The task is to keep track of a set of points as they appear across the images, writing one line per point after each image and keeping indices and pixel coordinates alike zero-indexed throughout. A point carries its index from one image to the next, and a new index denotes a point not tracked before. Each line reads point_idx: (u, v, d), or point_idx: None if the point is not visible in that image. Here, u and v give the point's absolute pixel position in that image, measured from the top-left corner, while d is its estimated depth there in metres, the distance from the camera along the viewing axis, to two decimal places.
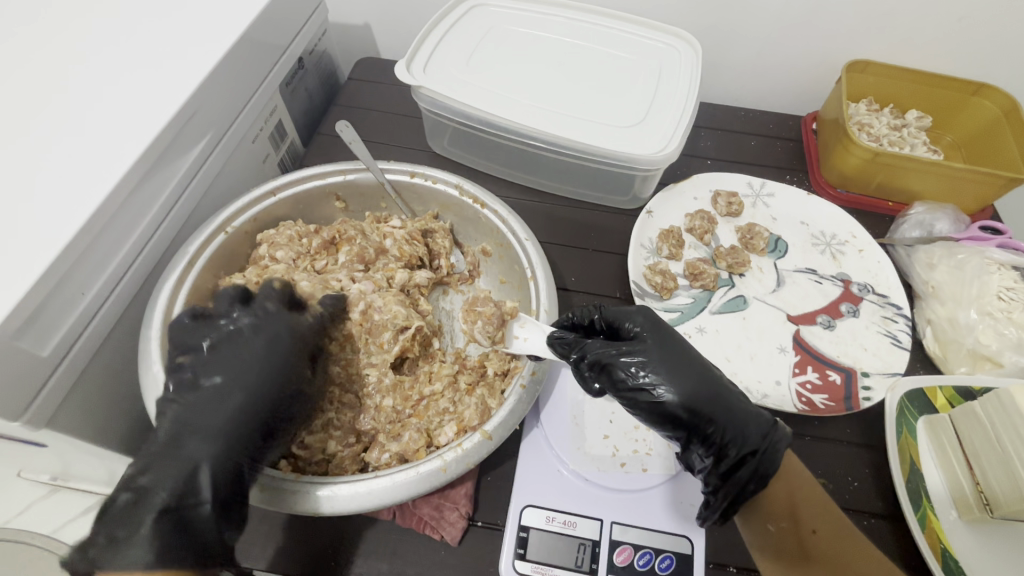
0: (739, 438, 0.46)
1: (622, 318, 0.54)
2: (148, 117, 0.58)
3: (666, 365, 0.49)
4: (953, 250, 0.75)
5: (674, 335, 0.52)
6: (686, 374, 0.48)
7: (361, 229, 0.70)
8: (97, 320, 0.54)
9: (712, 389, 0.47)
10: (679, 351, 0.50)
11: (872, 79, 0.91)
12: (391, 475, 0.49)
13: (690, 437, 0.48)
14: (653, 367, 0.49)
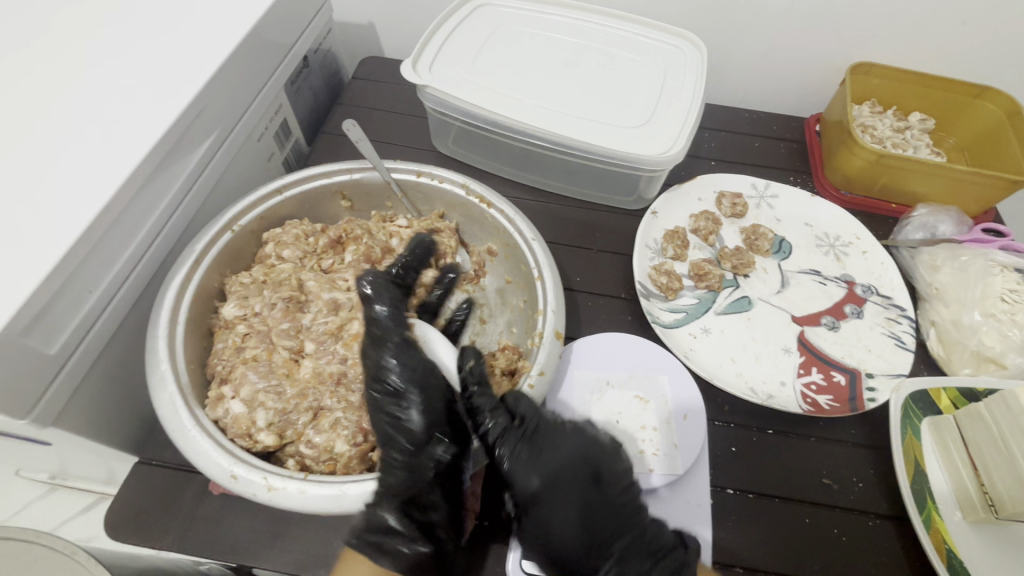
0: (642, 549, 0.51)
1: (524, 411, 0.54)
2: (154, 115, 0.57)
3: (521, 463, 0.52)
4: (956, 252, 0.76)
5: (563, 437, 0.53)
6: (555, 482, 0.52)
7: (367, 228, 0.69)
8: (103, 319, 0.54)
9: (599, 504, 0.51)
10: (564, 456, 0.53)
11: (876, 81, 0.92)
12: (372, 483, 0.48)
13: (589, 554, 0.50)
14: (518, 464, 0.52)
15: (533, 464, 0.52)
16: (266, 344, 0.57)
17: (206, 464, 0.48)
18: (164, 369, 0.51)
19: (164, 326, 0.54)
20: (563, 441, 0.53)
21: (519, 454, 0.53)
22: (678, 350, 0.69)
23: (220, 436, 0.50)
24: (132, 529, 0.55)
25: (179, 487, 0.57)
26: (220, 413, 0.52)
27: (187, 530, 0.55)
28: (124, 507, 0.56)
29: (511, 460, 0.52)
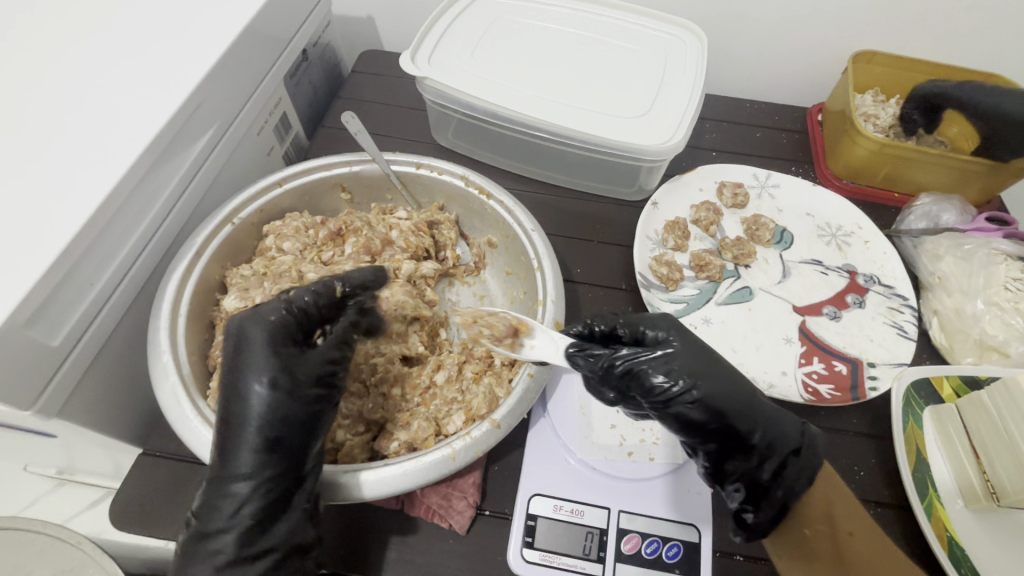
0: (782, 439, 0.49)
1: (644, 324, 0.54)
2: (154, 107, 0.58)
3: (708, 378, 0.49)
4: (960, 240, 0.75)
5: (695, 338, 0.52)
6: (729, 386, 0.49)
7: (367, 220, 0.68)
8: (104, 312, 0.54)
9: (746, 397, 0.49)
10: (708, 356, 0.50)
11: (878, 70, 0.91)
12: (401, 463, 0.48)
13: (727, 444, 0.49)
14: (704, 370, 0.49)
15: (712, 370, 0.49)
16: None
17: (208, 455, 0.48)
18: (166, 360, 0.52)
19: (166, 317, 0.54)
20: (703, 348, 0.51)
21: (724, 374, 0.49)
22: None
23: None
24: (137, 520, 0.55)
25: (183, 478, 0.58)
26: None
27: (192, 520, 0.55)
28: (129, 498, 0.56)
29: (657, 369, 0.48)
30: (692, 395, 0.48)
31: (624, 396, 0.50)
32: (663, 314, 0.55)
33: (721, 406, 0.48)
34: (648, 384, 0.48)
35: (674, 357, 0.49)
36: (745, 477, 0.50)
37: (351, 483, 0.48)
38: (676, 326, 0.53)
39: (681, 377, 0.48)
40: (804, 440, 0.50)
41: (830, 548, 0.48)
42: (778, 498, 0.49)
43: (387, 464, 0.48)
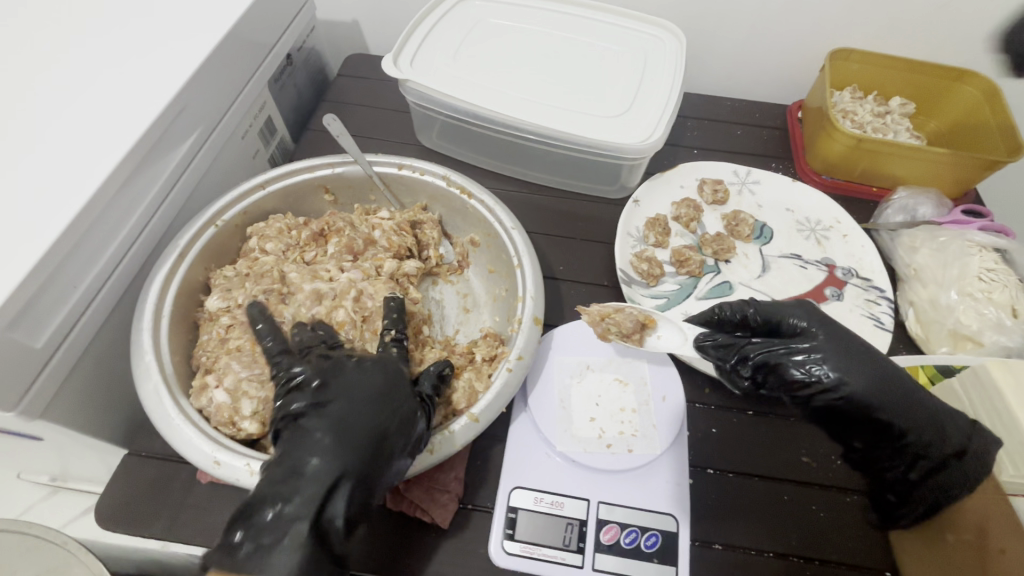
0: (944, 433, 0.51)
1: (782, 314, 0.56)
2: (136, 111, 0.59)
3: (865, 377, 0.51)
4: (935, 232, 0.76)
5: (839, 329, 0.54)
6: (876, 378, 0.51)
7: (350, 220, 0.70)
8: (88, 314, 0.55)
9: (883, 388, 0.50)
10: (855, 349, 0.52)
11: (855, 66, 0.92)
12: None
13: (868, 430, 0.52)
14: (848, 367, 0.51)
15: (866, 368, 0.51)
16: (248, 335, 0.58)
17: (189, 452, 0.49)
18: (149, 360, 0.52)
19: (149, 318, 0.55)
20: (850, 346, 0.53)
21: (865, 372, 0.51)
22: None
23: (204, 424, 0.51)
24: (123, 519, 0.56)
25: (168, 477, 0.58)
26: (203, 402, 0.53)
27: (175, 518, 0.56)
28: (114, 498, 0.57)
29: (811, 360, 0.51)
30: (854, 393, 0.50)
31: (759, 385, 0.54)
32: (800, 301, 0.56)
33: (860, 399, 0.50)
34: (788, 374, 0.52)
35: (838, 352, 0.52)
36: (903, 467, 0.53)
37: None
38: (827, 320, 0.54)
39: (834, 368, 0.50)
40: (967, 443, 0.50)
41: (975, 558, 0.46)
42: (929, 492, 0.52)
43: None
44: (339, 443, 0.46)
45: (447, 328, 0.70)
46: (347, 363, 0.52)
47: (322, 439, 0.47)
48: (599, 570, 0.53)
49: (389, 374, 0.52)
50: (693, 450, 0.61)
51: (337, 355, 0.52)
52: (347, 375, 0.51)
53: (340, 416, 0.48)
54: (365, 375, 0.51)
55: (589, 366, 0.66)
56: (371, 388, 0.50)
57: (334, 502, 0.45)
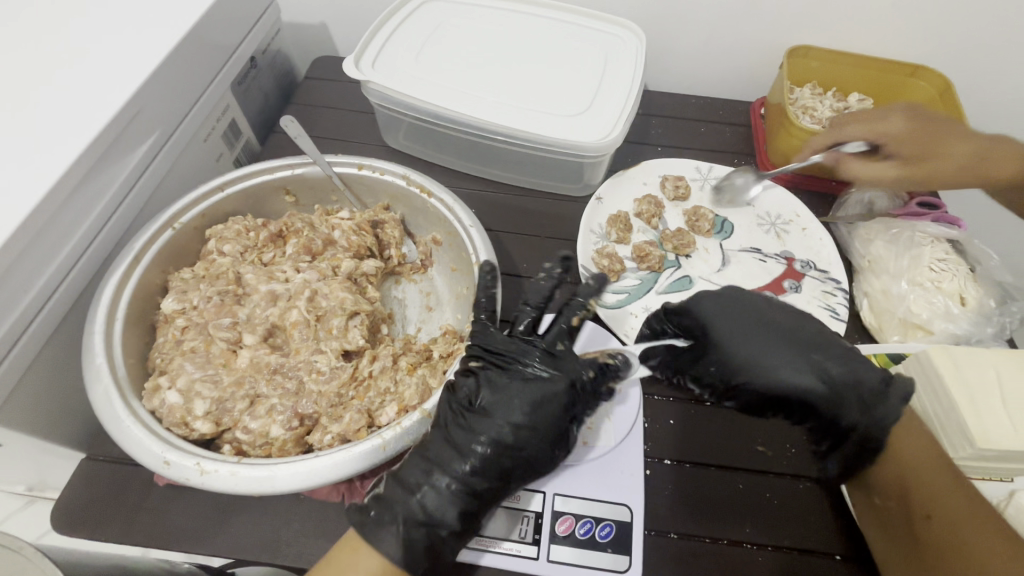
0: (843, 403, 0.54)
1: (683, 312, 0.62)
2: (87, 114, 0.58)
3: (758, 358, 0.56)
4: (888, 225, 0.78)
5: (733, 318, 0.59)
6: (756, 367, 0.56)
7: (309, 221, 0.71)
8: (40, 318, 0.55)
9: (765, 373, 0.55)
10: (743, 340, 0.57)
11: (814, 63, 0.94)
12: (293, 464, 0.48)
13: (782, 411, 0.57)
14: (745, 351, 0.57)
15: (770, 349, 0.56)
16: (204, 336, 0.58)
17: (139, 453, 0.49)
18: (100, 363, 0.53)
19: (102, 321, 0.55)
20: (767, 330, 0.57)
21: (774, 357, 0.55)
22: (619, 331, 0.72)
23: (155, 425, 0.51)
24: (79, 523, 0.56)
25: (126, 480, 0.58)
26: (155, 403, 0.53)
27: (132, 521, 0.56)
28: (70, 502, 0.57)
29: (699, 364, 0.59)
30: (735, 383, 0.56)
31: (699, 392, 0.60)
32: (699, 296, 0.62)
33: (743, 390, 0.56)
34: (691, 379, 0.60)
35: (744, 337, 0.57)
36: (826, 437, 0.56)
37: (248, 486, 0.48)
38: (742, 309, 0.60)
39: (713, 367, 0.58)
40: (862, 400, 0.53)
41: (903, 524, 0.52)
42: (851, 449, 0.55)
43: (288, 463, 0.49)
44: (523, 421, 0.53)
45: (409, 327, 0.71)
46: (534, 362, 0.56)
47: (509, 415, 0.53)
48: (554, 561, 0.53)
49: (569, 373, 0.55)
50: (649, 441, 0.62)
51: (541, 353, 0.57)
52: (541, 368, 0.56)
53: (532, 396, 0.54)
54: (561, 369, 0.56)
55: None
56: (553, 384, 0.55)
57: (465, 467, 0.51)
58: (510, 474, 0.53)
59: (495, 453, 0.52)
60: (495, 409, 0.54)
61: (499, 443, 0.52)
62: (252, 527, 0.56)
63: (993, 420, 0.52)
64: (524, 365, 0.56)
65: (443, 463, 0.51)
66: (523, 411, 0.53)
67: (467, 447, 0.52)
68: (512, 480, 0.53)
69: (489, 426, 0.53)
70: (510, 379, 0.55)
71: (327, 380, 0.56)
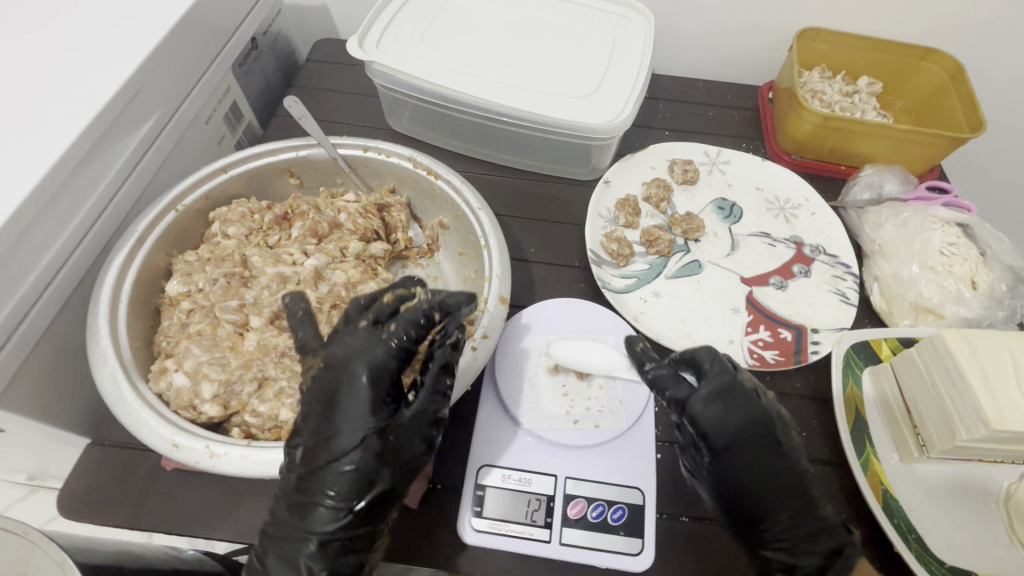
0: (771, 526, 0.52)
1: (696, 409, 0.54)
2: (85, 90, 0.56)
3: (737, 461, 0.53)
4: (899, 209, 0.77)
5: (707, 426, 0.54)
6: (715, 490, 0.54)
7: (315, 204, 0.69)
8: (41, 302, 0.54)
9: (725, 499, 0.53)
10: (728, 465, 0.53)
11: (824, 46, 0.92)
12: (284, 450, 0.48)
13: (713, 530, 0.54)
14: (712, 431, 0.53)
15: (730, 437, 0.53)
16: (210, 319, 0.58)
17: (148, 435, 0.48)
18: (105, 345, 0.52)
19: (105, 303, 0.54)
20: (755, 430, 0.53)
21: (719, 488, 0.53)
22: (628, 314, 0.70)
23: (163, 408, 0.51)
24: (86, 507, 0.55)
25: (134, 465, 0.58)
26: (162, 385, 0.53)
27: (141, 506, 0.55)
28: (77, 487, 0.56)
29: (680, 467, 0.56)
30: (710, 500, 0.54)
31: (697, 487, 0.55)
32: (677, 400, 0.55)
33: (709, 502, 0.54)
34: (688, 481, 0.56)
35: (721, 416, 0.53)
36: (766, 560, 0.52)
37: (229, 469, 0.47)
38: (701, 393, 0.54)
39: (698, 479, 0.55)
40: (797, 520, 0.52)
41: None
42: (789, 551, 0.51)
43: (264, 451, 0.48)
44: (370, 430, 0.48)
45: None
46: (332, 364, 0.50)
47: (365, 426, 0.48)
48: (565, 544, 0.53)
49: (371, 356, 0.49)
50: (658, 426, 0.62)
51: (340, 345, 0.50)
52: (336, 369, 0.49)
53: (349, 395, 0.49)
54: (356, 365, 0.49)
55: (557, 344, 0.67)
56: (360, 373, 0.49)
57: (320, 506, 0.47)
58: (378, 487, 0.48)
59: (384, 468, 0.48)
60: (337, 415, 0.49)
61: (339, 466, 0.48)
62: (260, 512, 0.55)
63: (1007, 400, 0.51)
64: (322, 366, 0.50)
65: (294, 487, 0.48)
66: (354, 418, 0.48)
67: (335, 464, 0.48)
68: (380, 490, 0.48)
69: (321, 454, 0.48)
70: (318, 384, 0.50)
71: None
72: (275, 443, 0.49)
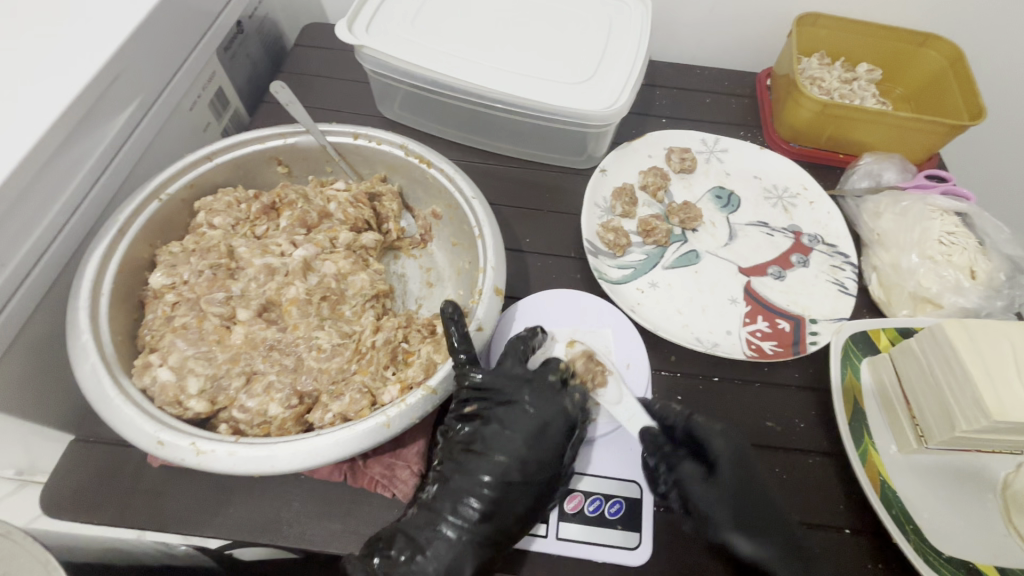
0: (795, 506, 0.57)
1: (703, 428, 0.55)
2: (59, 74, 0.54)
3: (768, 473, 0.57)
4: (898, 198, 0.77)
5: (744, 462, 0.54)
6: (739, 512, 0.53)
7: (303, 193, 0.67)
8: (18, 294, 0.52)
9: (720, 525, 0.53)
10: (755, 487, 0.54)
11: (823, 32, 0.90)
12: (271, 445, 0.47)
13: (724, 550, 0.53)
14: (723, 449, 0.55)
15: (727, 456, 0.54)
16: (195, 312, 0.56)
17: (132, 432, 0.47)
18: (86, 340, 0.50)
19: (85, 297, 0.52)
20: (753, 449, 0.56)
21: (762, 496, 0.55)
22: (625, 304, 0.69)
23: (147, 403, 0.49)
24: (70, 506, 0.54)
25: (119, 462, 0.56)
26: (146, 381, 0.51)
27: (126, 505, 0.54)
28: (60, 486, 0.55)
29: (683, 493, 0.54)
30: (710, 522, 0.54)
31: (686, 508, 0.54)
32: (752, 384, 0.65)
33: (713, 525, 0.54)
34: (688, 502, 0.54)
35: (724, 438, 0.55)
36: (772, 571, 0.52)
37: (213, 465, 0.46)
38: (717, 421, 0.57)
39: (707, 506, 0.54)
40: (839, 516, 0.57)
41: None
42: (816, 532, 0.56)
43: (250, 446, 0.47)
44: (522, 462, 0.53)
45: (409, 303, 0.69)
46: (526, 400, 0.55)
47: (535, 458, 0.53)
48: (562, 538, 0.53)
49: (562, 410, 0.56)
50: None
51: (531, 388, 0.56)
52: (527, 407, 0.55)
53: (531, 428, 0.54)
54: (543, 409, 0.55)
55: (554, 337, 0.66)
56: (543, 418, 0.55)
57: (474, 513, 0.51)
58: (525, 512, 0.52)
59: (526, 497, 0.52)
60: (509, 439, 0.54)
61: (493, 478, 0.52)
62: (251, 509, 0.54)
63: (1008, 391, 0.51)
64: (519, 401, 0.55)
65: (445, 488, 0.53)
66: (520, 446, 0.53)
67: (483, 487, 0.52)
68: (527, 515, 0.51)
69: (481, 466, 0.53)
70: (507, 413, 0.55)
71: (328, 357, 0.54)
72: (263, 439, 0.48)
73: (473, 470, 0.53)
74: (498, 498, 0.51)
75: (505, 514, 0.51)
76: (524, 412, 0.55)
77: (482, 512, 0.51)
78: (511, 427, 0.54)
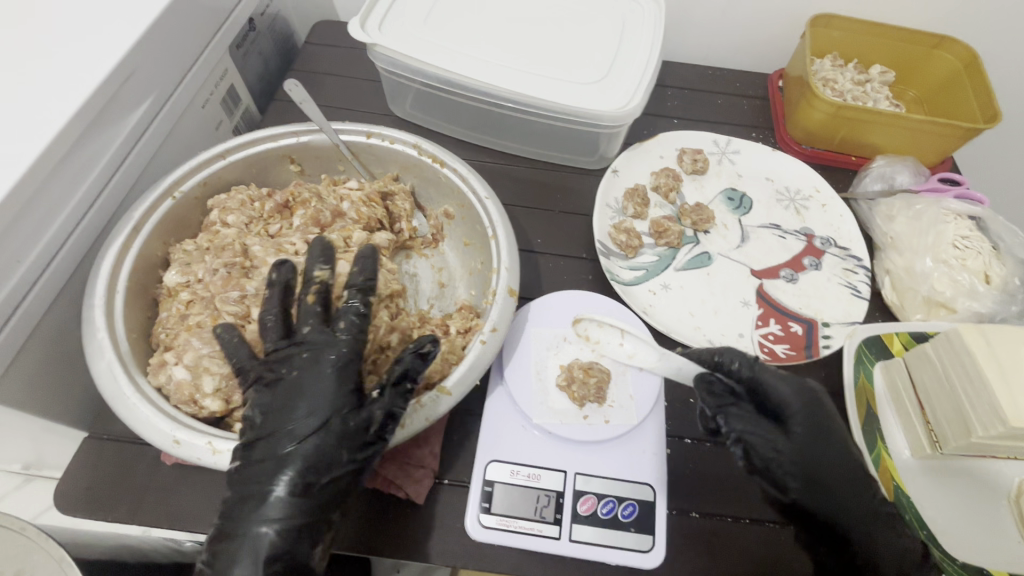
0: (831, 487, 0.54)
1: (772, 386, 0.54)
2: (76, 71, 0.54)
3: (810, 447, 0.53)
4: (911, 201, 0.76)
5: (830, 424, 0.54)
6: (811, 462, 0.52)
7: (317, 192, 0.68)
8: (34, 290, 0.52)
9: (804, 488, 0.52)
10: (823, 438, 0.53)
11: (836, 33, 0.90)
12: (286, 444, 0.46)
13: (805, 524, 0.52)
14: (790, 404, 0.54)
15: (803, 406, 0.54)
16: (210, 311, 0.56)
17: (146, 430, 0.47)
18: (102, 338, 0.50)
19: (101, 294, 0.52)
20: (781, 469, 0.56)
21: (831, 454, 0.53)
22: (636, 307, 0.69)
23: (162, 402, 0.49)
24: (85, 503, 0.54)
25: (132, 460, 0.56)
26: (162, 379, 0.51)
27: (139, 503, 0.54)
28: (73, 483, 0.55)
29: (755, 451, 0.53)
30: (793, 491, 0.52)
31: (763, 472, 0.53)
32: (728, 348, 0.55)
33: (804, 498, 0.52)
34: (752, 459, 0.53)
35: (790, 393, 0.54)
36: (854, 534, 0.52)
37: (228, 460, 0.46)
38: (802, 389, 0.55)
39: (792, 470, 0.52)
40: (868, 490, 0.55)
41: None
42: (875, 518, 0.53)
43: (264, 445, 0.47)
44: (273, 431, 0.46)
45: (421, 302, 0.69)
46: (301, 358, 0.49)
47: (277, 423, 0.47)
48: (575, 540, 0.53)
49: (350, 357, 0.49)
50: (669, 419, 0.61)
51: (311, 343, 0.49)
52: (307, 364, 0.48)
53: (285, 394, 0.47)
54: (302, 368, 0.48)
55: (566, 338, 0.66)
56: (325, 387, 0.47)
57: (276, 493, 0.44)
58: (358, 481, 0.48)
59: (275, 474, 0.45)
60: (298, 413, 0.47)
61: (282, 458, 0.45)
62: None
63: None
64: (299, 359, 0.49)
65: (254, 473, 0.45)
66: (272, 416, 0.47)
67: (252, 466, 0.45)
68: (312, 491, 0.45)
69: (279, 445, 0.46)
70: (279, 380, 0.48)
71: None
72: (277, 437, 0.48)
73: (267, 443, 0.46)
74: (263, 476, 0.45)
75: (313, 489, 0.45)
76: (287, 376, 0.48)
77: (279, 492, 0.45)
78: (277, 389, 0.48)
